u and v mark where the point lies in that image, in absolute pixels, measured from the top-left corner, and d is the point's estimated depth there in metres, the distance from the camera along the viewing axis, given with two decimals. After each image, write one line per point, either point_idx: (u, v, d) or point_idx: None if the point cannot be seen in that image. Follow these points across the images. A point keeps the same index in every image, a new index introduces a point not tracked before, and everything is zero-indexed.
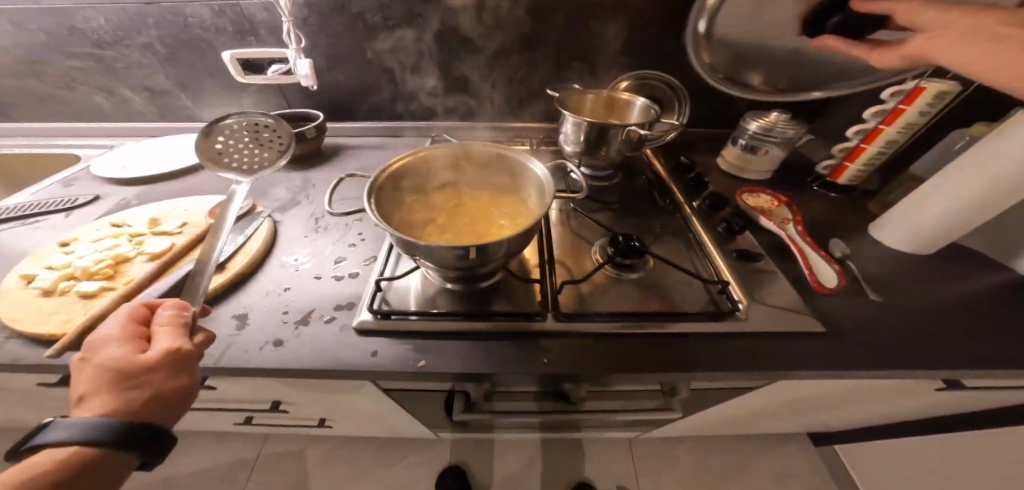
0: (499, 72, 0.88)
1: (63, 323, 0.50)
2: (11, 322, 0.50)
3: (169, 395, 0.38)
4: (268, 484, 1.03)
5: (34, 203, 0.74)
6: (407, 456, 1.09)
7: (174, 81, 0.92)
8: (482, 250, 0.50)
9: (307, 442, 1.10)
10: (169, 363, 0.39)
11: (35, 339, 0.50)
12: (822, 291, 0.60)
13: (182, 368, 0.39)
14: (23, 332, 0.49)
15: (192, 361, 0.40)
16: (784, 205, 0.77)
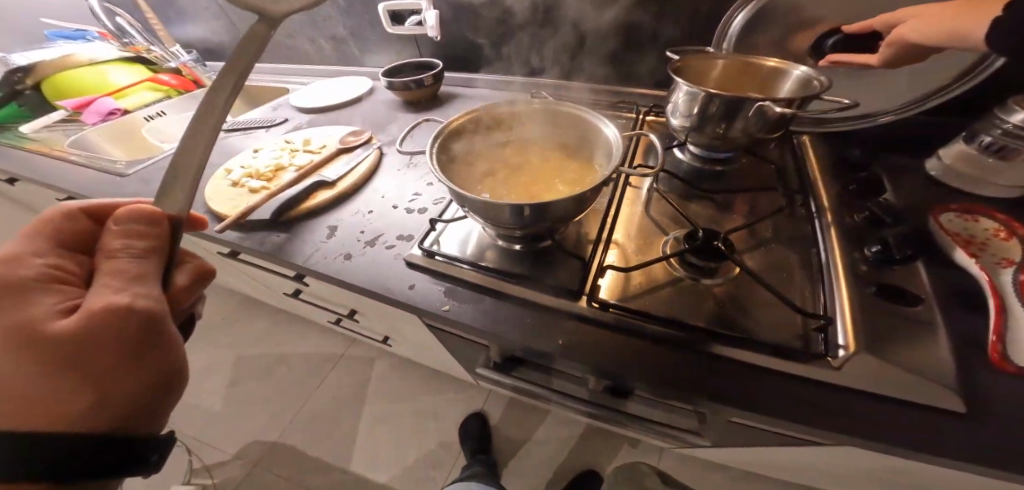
0: (624, 27, 0.78)
1: (232, 207, 0.68)
2: (209, 199, 0.70)
3: (128, 371, 0.30)
4: (352, 374, 1.30)
5: (252, 122, 1.00)
6: (452, 391, 1.23)
7: (346, 31, 1.09)
8: (522, 213, 0.47)
9: (377, 355, 1.33)
10: (120, 337, 0.29)
11: (215, 215, 0.69)
12: (1002, 369, 0.38)
13: (145, 338, 0.30)
14: (211, 208, 0.69)
15: (149, 322, 0.30)
16: (1018, 237, 0.48)
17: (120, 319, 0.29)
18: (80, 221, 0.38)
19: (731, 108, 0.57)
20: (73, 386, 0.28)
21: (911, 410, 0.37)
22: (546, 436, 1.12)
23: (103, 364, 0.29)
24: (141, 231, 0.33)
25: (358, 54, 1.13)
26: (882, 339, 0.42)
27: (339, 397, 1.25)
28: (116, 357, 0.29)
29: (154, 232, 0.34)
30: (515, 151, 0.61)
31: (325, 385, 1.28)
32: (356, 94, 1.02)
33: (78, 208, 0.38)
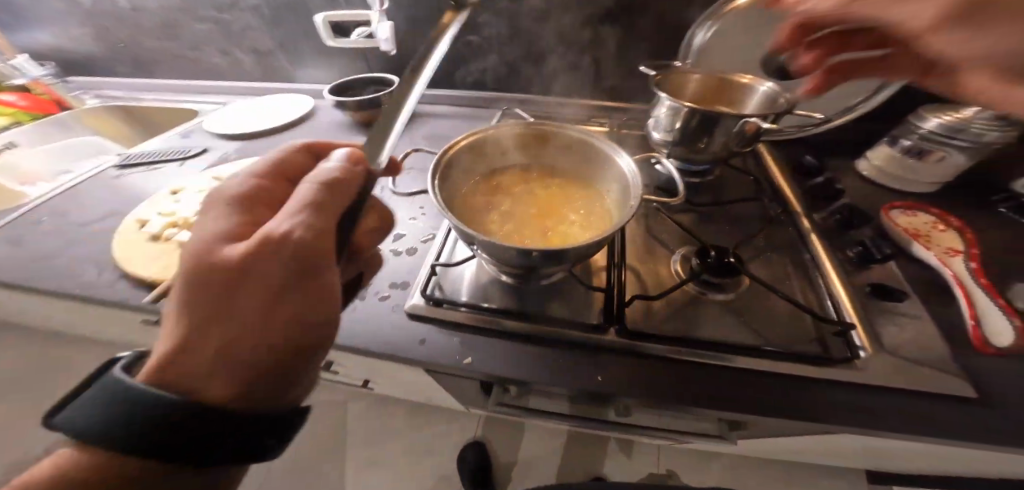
0: (592, 44, 0.78)
1: (165, 269, 0.51)
2: (124, 264, 0.51)
3: (273, 316, 0.26)
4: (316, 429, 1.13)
5: (157, 152, 0.80)
6: (437, 421, 1.07)
7: (277, 42, 0.95)
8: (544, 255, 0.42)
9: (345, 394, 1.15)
10: (279, 270, 0.27)
11: (139, 281, 0.50)
12: (986, 351, 0.44)
13: (297, 280, 0.27)
14: (132, 274, 0.50)
15: (300, 262, 0.27)
16: (952, 229, 0.57)
17: (288, 256, 0.27)
18: (294, 154, 0.39)
19: (710, 123, 0.60)
20: (220, 316, 0.26)
21: (928, 398, 0.41)
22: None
23: (253, 299, 0.26)
24: (325, 189, 0.31)
25: (290, 68, 1.00)
26: (890, 334, 0.46)
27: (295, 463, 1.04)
28: (267, 294, 0.26)
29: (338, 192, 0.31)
30: (523, 175, 0.58)
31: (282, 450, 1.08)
32: (294, 115, 0.89)
33: (299, 143, 0.40)
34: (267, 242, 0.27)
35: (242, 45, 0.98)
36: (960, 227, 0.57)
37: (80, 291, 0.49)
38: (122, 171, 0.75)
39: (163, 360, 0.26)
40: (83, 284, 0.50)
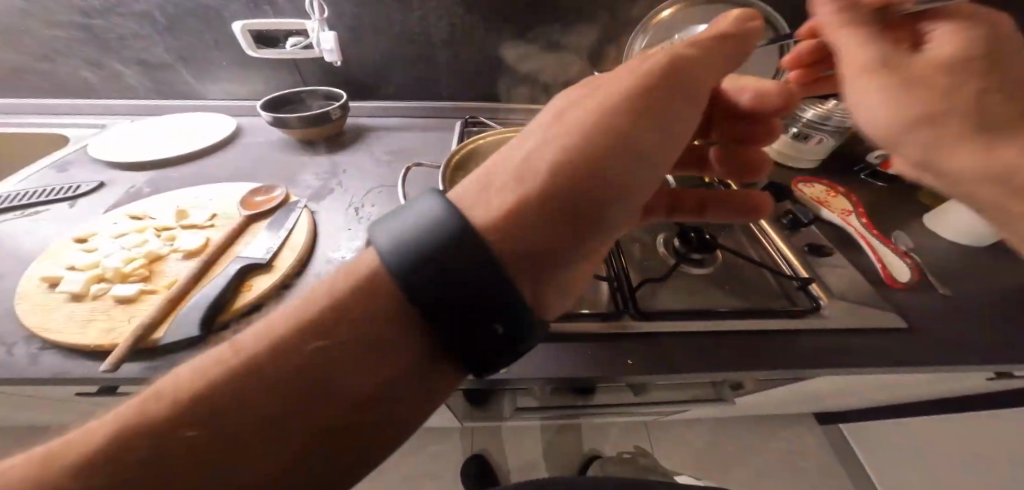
0: (546, 54, 0.82)
1: (108, 333, 0.42)
2: (43, 332, 0.41)
3: (609, 166, 0.28)
4: None
5: (25, 193, 0.61)
6: (431, 443, 1.15)
7: (176, 54, 0.76)
8: None
9: None
10: (634, 122, 0.29)
11: (75, 350, 0.41)
12: (895, 285, 0.58)
13: (641, 138, 0.29)
14: (61, 344, 0.41)
15: (652, 120, 0.29)
16: (841, 195, 0.74)
17: (640, 111, 0.29)
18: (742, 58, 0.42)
19: None
20: (585, 148, 0.27)
21: (869, 329, 0.52)
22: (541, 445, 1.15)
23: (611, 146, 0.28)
24: (676, 75, 0.30)
25: (196, 83, 0.81)
26: (833, 284, 0.57)
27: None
28: (628, 138, 0.28)
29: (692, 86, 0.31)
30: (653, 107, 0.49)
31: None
32: (218, 137, 0.75)
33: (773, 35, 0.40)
34: (624, 119, 0.28)
35: (125, 58, 0.77)
36: (845, 192, 0.74)
37: None
38: None
39: (490, 182, 0.28)
40: None
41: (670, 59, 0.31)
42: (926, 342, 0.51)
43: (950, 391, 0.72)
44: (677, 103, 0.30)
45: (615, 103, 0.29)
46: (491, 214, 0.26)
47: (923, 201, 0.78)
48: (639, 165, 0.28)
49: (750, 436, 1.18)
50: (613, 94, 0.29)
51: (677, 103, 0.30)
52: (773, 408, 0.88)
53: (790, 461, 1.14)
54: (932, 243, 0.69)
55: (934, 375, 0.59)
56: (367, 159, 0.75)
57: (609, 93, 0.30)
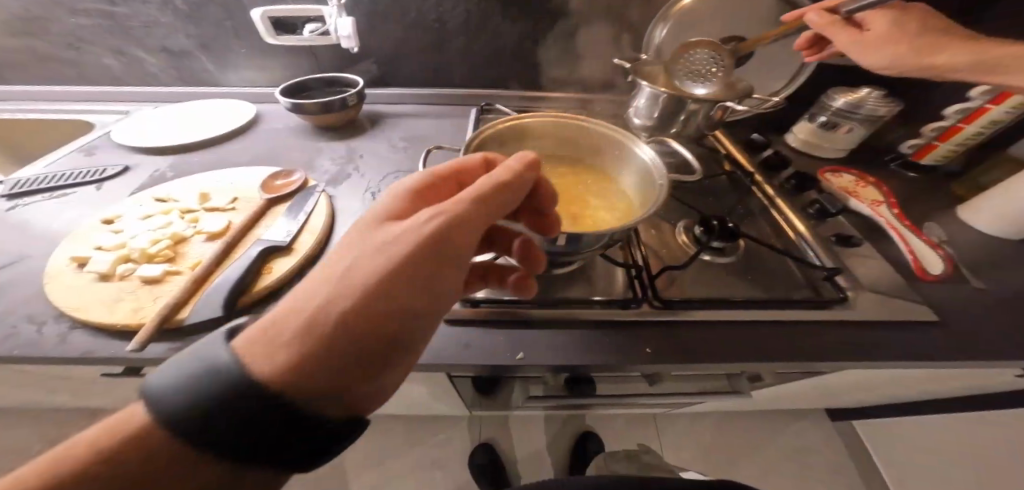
0: (565, 39, 0.80)
1: (135, 312, 0.43)
2: (73, 310, 0.43)
3: (406, 301, 0.25)
4: None
5: (53, 175, 0.62)
6: (441, 431, 1.17)
7: (196, 41, 0.77)
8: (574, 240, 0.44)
9: None
10: (428, 253, 0.27)
11: (102, 329, 0.42)
12: (926, 278, 0.56)
13: (440, 265, 0.27)
14: (89, 322, 0.42)
15: (448, 250, 0.28)
16: (870, 184, 0.71)
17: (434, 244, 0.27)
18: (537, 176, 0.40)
19: (682, 109, 0.67)
20: (367, 291, 0.25)
21: (896, 323, 0.51)
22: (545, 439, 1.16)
23: (403, 283, 0.26)
24: (473, 221, 0.29)
25: (216, 71, 0.81)
26: (860, 276, 0.55)
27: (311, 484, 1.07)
28: (420, 274, 0.26)
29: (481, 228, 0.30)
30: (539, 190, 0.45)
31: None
32: (236, 123, 0.76)
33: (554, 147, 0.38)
34: (420, 268, 0.26)
35: (146, 46, 0.77)
36: (875, 182, 0.71)
37: (16, 352, 0.40)
38: (14, 202, 0.58)
39: (277, 334, 0.24)
40: (21, 344, 0.41)
41: (466, 206, 0.29)
42: (957, 338, 0.50)
43: (976, 387, 0.70)
44: (470, 252, 0.29)
45: (408, 253, 0.26)
46: (275, 375, 0.22)
47: (957, 192, 0.75)
48: (437, 312, 0.27)
49: (763, 432, 1.16)
50: (403, 245, 0.27)
51: (469, 251, 0.29)
52: (788, 402, 0.87)
53: (803, 458, 1.12)
54: (965, 236, 0.66)
55: (962, 372, 0.57)
56: (383, 146, 0.75)
57: (401, 240, 0.27)
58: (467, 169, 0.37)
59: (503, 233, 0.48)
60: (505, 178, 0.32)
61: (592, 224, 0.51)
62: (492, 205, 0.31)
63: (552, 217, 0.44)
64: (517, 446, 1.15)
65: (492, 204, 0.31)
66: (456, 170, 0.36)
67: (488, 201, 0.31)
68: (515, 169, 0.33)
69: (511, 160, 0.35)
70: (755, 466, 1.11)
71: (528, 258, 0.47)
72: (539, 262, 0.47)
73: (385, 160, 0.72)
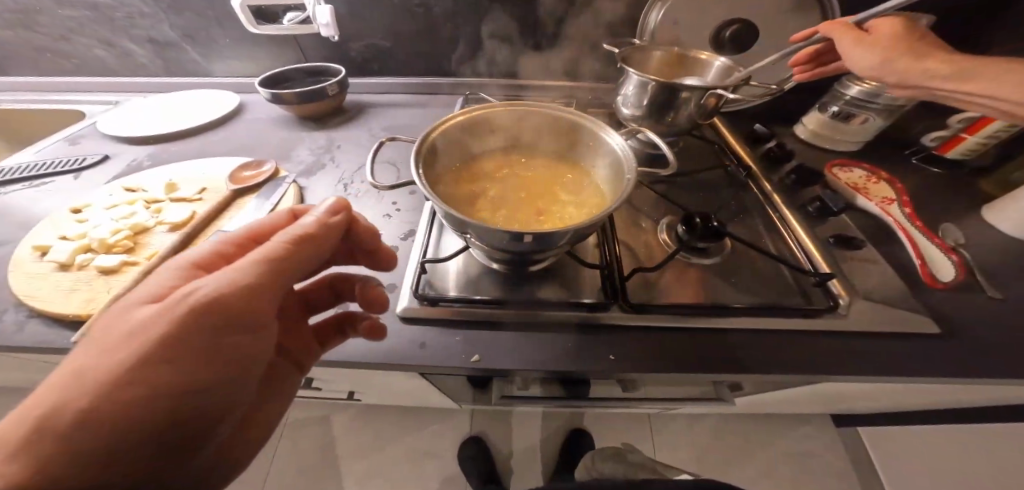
0: (554, 24, 0.75)
1: (87, 303, 0.43)
2: (28, 299, 0.43)
3: (168, 379, 0.28)
4: (301, 448, 1.11)
5: (37, 165, 0.64)
6: (432, 422, 1.16)
7: (180, 31, 0.76)
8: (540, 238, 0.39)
9: (333, 408, 1.17)
10: (185, 334, 0.29)
11: (57, 320, 0.42)
12: (934, 285, 0.51)
13: (201, 339, 0.29)
14: (43, 312, 0.42)
15: (213, 324, 0.29)
16: (883, 180, 0.64)
17: (189, 324, 0.29)
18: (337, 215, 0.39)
19: (673, 97, 0.62)
20: (123, 379, 0.27)
21: (893, 336, 0.46)
22: (540, 435, 1.14)
23: (159, 364, 0.28)
24: (238, 302, 0.30)
25: (203, 61, 0.81)
26: (858, 282, 0.51)
27: (302, 471, 1.08)
28: (180, 353, 0.29)
29: (256, 303, 0.31)
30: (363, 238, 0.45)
31: (278, 464, 1.08)
32: (218, 113, 0.76)
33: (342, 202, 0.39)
34: (175, 354, 0.29)
35: (132, 36, 0.77)
36: (889, 177, 0.64)
37: None
38: None
39: (20, 436, 0.26)
40: None
41: (226, 292, 0.30)
42: (959, 355, 0.45)
43: (991, 401, 0.65)
44: (238, 328, 0.31)
45: (156, 341, 0.28)
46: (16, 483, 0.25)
47: (984, 190, 0.67)
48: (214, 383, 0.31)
49: (764, 437, 1.11)
50: (146, 336, 0.28)
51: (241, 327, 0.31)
52: (786, 408, 0.82)
53: (806, 466, 1.07)
54: (986, 239, 0.60)
55: (971, 388, 0.52)
56: (364, 135, 0.74)
57: (148, 328, 0.28)
58: (262, 229, 0.38)
59: (347, 285, 0.49)
60: (286, 247, 0.33)
61: (558, 222, 0.48)
62: (270, 276, 0.32)
63: (382, 250, 0.47)
64: (507, 440, 1.13)
65: (266, 277, 0.32)
66: (257, 230, 0.37)
67: (261, 274, 0.31)
68: (312, 225, 0.35)
69: (321, 204, 0.38)
70: (753, 470, 1.06)
71: (370, 302, 0.46)
72: (381, 301, 0.46)
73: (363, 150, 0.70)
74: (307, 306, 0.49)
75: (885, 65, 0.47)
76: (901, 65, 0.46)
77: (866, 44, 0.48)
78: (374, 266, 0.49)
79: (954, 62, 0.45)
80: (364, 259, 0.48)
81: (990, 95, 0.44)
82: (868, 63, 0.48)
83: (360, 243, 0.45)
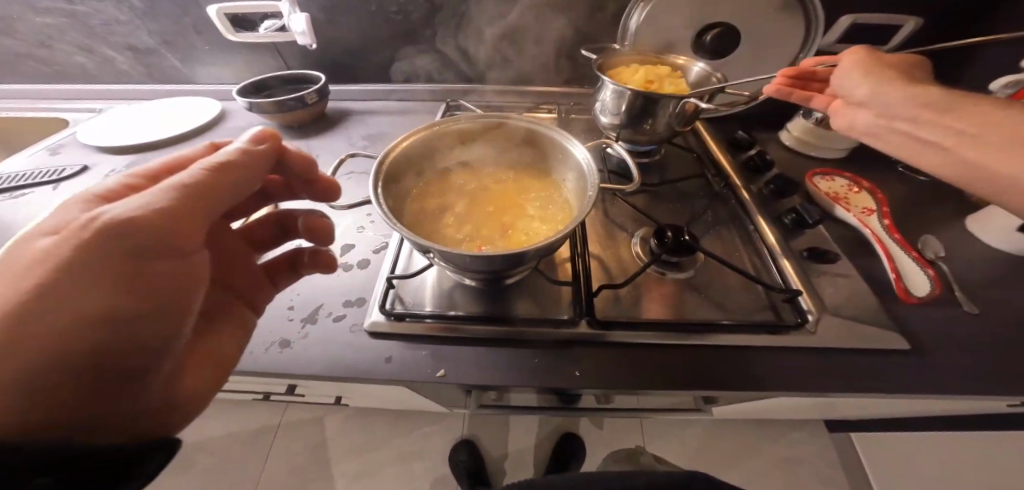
0: (533, 30, 0.75)
1: None
2: None
3: (93, 306, 0.27)
4: (292, 449, 1.12)
5: (18, 175, 0.65)
6: (423, 425, 1.17)
7: (159, 38, 0.77)
8: (505, 256, 0.38)
9: (324, 410, 1.18)
10: (103, 258, 0.27)
11: None
12: (908, 301, 0.51)
13: (125, 263, 0.27)
14: None
15: (135, 246, 0.28)
16: (864, 190, 0.64)
17: (108, 246, 0.27)
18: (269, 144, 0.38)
19: (650, 105, 0.61)
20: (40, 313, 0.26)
21: (860, 351, 0.46)
22: (537, 438, 1.15)
23: (82, 294, 0.26)
24: (155, 224, 0.28)
25: (183, 67, 0.82)
26: (827, 297, 0.51)
27: (293, 472, 1.08)
28: (102, 279, 0.27)
29: (179, 226, 0.29)
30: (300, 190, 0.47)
31: (269, 465, 1.09)
32: (197, 121, 0.76)
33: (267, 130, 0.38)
34: (92, 280, 0.27)
35: (113, 43, 0.78)
36: (870, 188, 0.64)
37: None
38: None
39: None
40: None
41: (139, 213, 0.27)
42: (922, 369, 0.45)
43: (976, 411, 0.64)
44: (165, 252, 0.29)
45: (63, 269, 0.26)
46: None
47: (970, 199, 0.66)
48: (145, 311, 0.29)
49: (757, 441, 1.11)
50: (55, 264, 0.26)
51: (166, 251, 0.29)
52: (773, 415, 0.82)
53: (799, 471, 1.06)
54: (969, 249, 0.59)
55: (945, 403, 0.52)
56: (343, 143, 0.74)
57: (55, 256, 0.26)
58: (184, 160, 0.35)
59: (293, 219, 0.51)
60: (205, 174, 0.31)
61: (524, 236, 0.48)
62: (190, 199, 0.29)
63: (324, 180, 0.46)
64: (498, 444, 1.14)
65: (186, 199, 0.29)
66: (174, 162, 0.35)
67: (180, 196, 0.29)
68: (234, 155, 0.33)
69: (243, 136, 0.36)
70: (745, 474, 1.06)
71: (314, 234, 0.47)
72: (326, 232, 0.48)
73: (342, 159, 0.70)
74: (254, 240, 0.51)
75: (870, 84, 0.43)
76: (887, 87, 0.42)
77: (866, 64, 0.45)
78: (315, 198, 0.48)
79: (945, 97, 0.39)
80: (304, 192, 0.47)
81: (970, 147, 0.37)
82: (856, 81, 0.45)
83: (295, 174, 0.43)
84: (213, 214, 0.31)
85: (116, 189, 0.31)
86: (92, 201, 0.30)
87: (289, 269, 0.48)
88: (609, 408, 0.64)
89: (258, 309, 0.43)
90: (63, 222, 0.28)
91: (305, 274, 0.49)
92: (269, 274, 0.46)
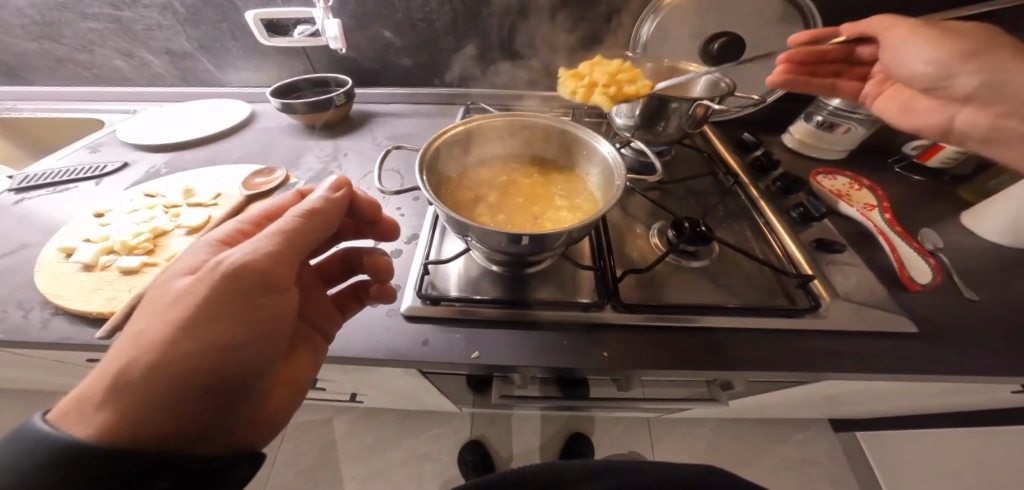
0: (552, 36, 0.79)
1: (108, 301, 0.47)
2: (54, 298, 0.47)
3: (213, 338, 0.30)
4: (301, 450, 1.12)
5: (61, 171, 0.68)
6: (432, 427, 1.17)
7: (195, 43, 0.80)
8: (538, 238, 0.41)
9: (333, 412, 1.19)
10: (226, 294, 0.31)
11: (80, 316, 0.47)
12: (914, 289, 0.54)
13: (241, 300, 0.31)
14: (68, 309, 0.47)
15: (245, 286, 0.31)
16: (865, 188, 0.68)
17: (227, 285, 0.31)
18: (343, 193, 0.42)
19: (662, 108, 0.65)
20: (178, 344, 0.29)
21: (870, 333, 0.50)
22: (546, 438, 1.15)
23: (207, 327, 0.30)
24: (264, 267, 0.32)
25: (216, 72, 0.85)
26: (836, 284, 0.54)
27: (303, 472, 1.09)
28: (224, 315, 0.31)
29: (279, 268, 0.33)
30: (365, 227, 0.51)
31: (279, 466, 1.09)
32: (227, 123, 0.79)
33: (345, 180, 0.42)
34: (214, 314, 0.30)
35: (151, 47, 0.82)
36: (871, 186, 0.68)
37: (4, 335, 0.45)
38: (21, 195, 0.64)
39: (94, 400, 0.27)
40: (8, 329, 0.46)
41: (255, 257, 0.32)
42: (927, 350, 0.48)
43: (976, 401, 0.67)
44: (266, 289, 0.33)
45: (193, 307, 0.30)
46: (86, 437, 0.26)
47: (966, 197, 0.70)
48: (252, 342, 0.32)
49: (761, 441, 1.13)
50: (189, 300, 0.30)
51: (268, 289, 0.33)
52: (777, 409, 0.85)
53: (804, 471, 1.08)
54: (966, 242, 0.63)
55: (948, 386, 0.55)
56: (369, 143, 0.77)
57: (188, 295, 0.30)
58: (277, 208, 0.40)
59: (358, 257, 0.54)
60: (299, 220, 0.35)
61: (554, 223, 0.52)
62: (288, 245, 0.34)
63: (386, 220, 0.51)
64: (506, 445, 1.14)
65: (287, 244, 0.34)
66: (270, 209, 0.40)
67: (281, 241, 0.34)
68: (318, 201, 0.37)
69: (323, 183, 0.40)
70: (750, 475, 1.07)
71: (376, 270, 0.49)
72: (388, 269, 0.50)
73: (370, 159, 0.74)
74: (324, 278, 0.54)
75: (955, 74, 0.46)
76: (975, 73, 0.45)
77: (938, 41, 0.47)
78: (380, 238, 0.52)
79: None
80: (369, 232, 0.52)
81: None
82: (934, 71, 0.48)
83: (364, 216, 0.47)
84: (302, 257, 0.36)
85: (229, 235, 0.36)
86: (214, 245, 0.35)
87: (354, 299, 0.51)
88: (621, 396, 0.66)
89: (331, 339, 0.46)
90: (195, 264, 0.33)
91: (367, 304, 0.52)
92: (337, 305, 0.49)
